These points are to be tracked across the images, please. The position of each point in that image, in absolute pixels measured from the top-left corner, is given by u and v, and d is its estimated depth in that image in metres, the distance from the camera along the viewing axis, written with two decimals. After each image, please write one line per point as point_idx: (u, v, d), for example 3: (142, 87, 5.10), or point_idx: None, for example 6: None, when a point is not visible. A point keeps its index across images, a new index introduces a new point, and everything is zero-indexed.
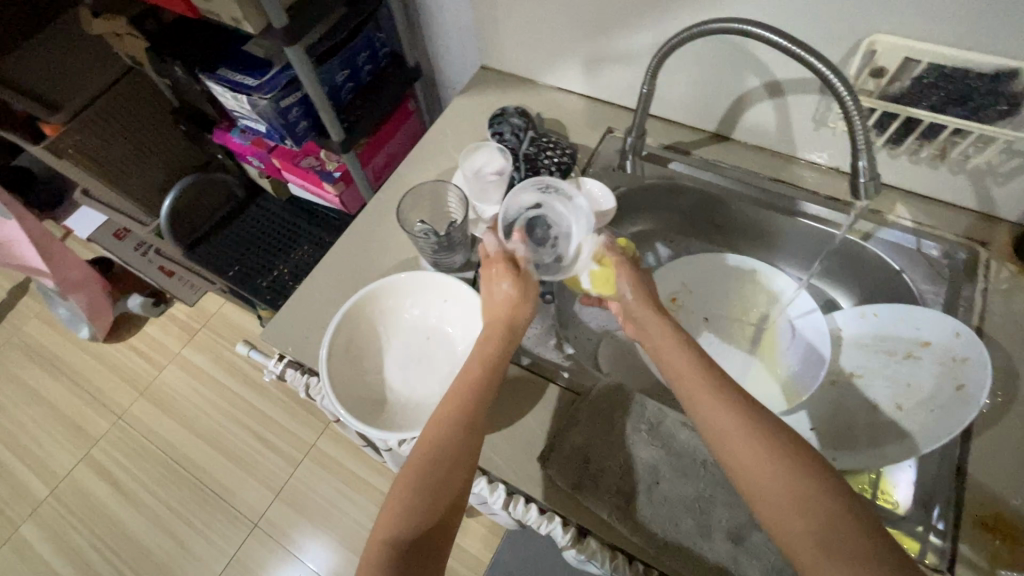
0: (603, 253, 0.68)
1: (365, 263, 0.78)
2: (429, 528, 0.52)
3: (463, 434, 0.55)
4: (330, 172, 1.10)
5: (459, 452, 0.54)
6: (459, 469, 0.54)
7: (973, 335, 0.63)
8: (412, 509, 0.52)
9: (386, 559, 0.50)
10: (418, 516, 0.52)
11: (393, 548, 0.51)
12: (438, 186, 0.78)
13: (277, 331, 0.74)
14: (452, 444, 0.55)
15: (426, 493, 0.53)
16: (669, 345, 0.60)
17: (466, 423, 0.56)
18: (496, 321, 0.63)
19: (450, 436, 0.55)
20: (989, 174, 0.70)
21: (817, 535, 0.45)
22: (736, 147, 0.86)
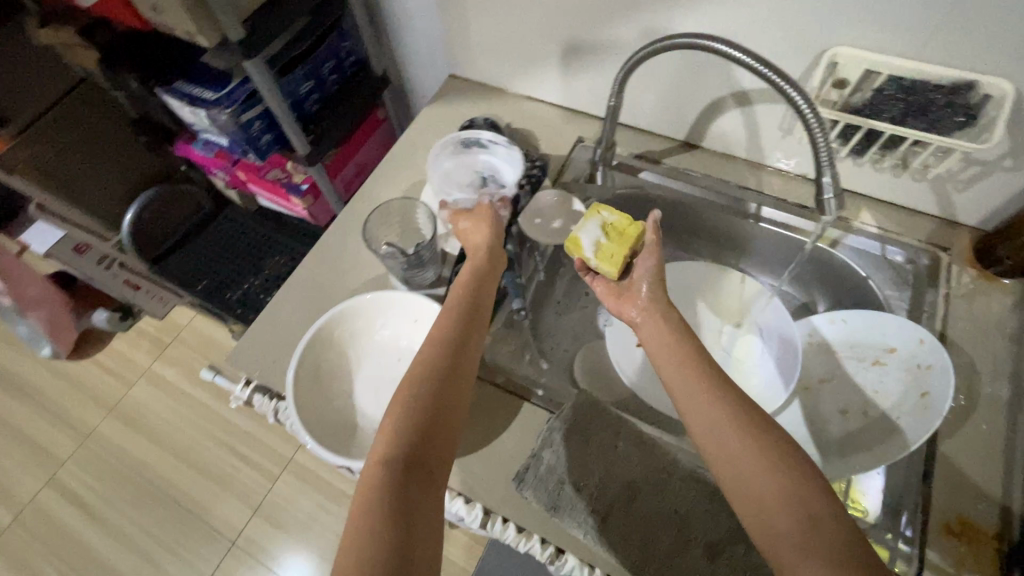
0: (614, 229, 0.70)
1: (334, 281, 0.76)
2: (425, 442, 0.51)
3: (452, 353, 0.57)
4: (298, 184, 1.07)
5: (450, 371, 0.56)
6: (451, 387, 0.55)
7: (936, 342, 0.64)
8: (407, 425, 0.51)
9: (384, 476, 0.48)
10: (413, 431, 0.51)
11: (389, 465, 0.49)
12: (407, 203, 0.77)
13: (244, 356, 0.72)
14: (443, 362, 0.56)
15: (420, 409, 0.52)
16: (666, 353, 0.58)
17: (454, 344, 0.58)
18: (473, 259, 0.68)
19: (439, 356, 0.56)
20: (950, 181, 0.71)
21: (801, 534, 0.44)
22: (706, 154, 0.87)
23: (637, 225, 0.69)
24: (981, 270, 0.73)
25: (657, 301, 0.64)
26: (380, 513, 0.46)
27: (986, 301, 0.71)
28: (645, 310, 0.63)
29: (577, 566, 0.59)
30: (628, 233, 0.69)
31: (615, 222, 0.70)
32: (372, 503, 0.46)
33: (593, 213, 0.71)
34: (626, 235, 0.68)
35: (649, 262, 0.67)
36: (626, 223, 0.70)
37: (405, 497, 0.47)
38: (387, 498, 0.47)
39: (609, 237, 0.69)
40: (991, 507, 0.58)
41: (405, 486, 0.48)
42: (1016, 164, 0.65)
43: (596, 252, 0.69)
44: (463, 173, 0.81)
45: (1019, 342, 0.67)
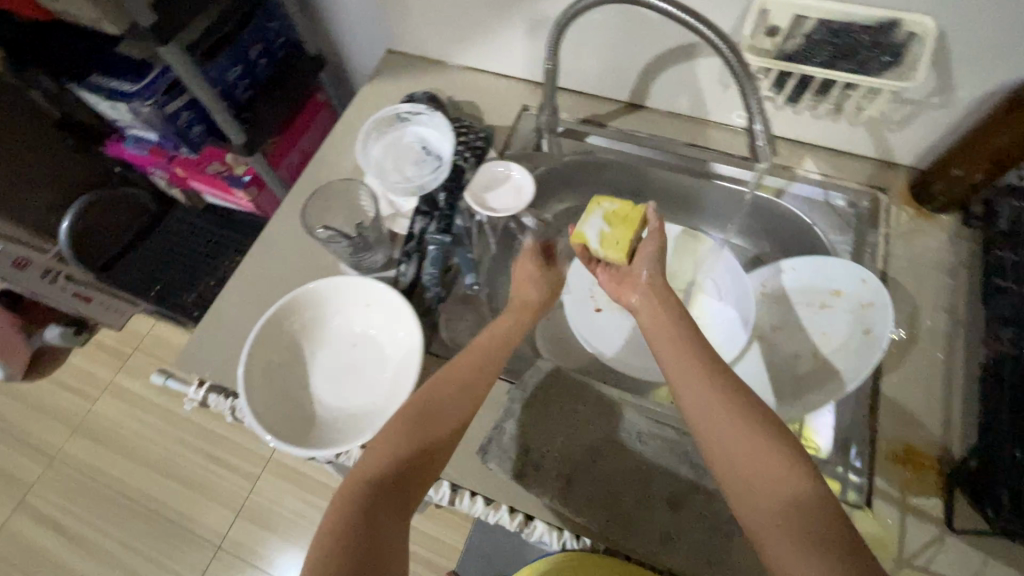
0: (616, 221, 0.68)
1: (282, 273, 0.74)
2: (408, 474, 0.52)
3: (460, 389, 0.56)
4: (240, 176, 1.03)
5: (453, 409, 0.55)
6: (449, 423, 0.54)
7: (878, 283, 0.66)
8: (396, 453, 0.52)
9: (360, 498, 0.50)
10: (400, 462, 0.52)
11: (368, 488, 0.50)
12: (349, 183, 0.74)
13: (195, 357, 0.70)
14: (448, 398, 0.56)
15: (411, 440, 0.53)
16: (665, 331, 0.57)
17: (463, 380, 0.57)
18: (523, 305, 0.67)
19: (447, 390, 0.56)
20: (884, 123, 0.73)
21: (780, 517, 0.44)
22: (652, 115, 0.86)
23: (640, 211, 0.67)
24: (917, 208, 0.75)
25: (665, 290, 0.61)
26: (346, 532, 0.48)
27: (922, 238, 0.73)
28: (645, 295, 0.61)
29: (546, 530, 0.60)
30: (631, 219, 0.67)
31: (618, 211, 0.68)
32: (342, 519, 0.48)
33: (594, 205, 0.70)
34: (630, 220, 0.67)
35: (653, 247, 0.65)
36: (628, 210, 0.68)
37: (372, 520, 0.49)
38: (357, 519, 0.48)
39: (613, 228, 0.67)
40: (933, 433, 0.61)
41: (376, 512, 0.49)
42: (944, 101, 0.67)
43: (603, 244, 0.67)
44: (392, 152, 0.78)
45: (954, 274, 0.70)
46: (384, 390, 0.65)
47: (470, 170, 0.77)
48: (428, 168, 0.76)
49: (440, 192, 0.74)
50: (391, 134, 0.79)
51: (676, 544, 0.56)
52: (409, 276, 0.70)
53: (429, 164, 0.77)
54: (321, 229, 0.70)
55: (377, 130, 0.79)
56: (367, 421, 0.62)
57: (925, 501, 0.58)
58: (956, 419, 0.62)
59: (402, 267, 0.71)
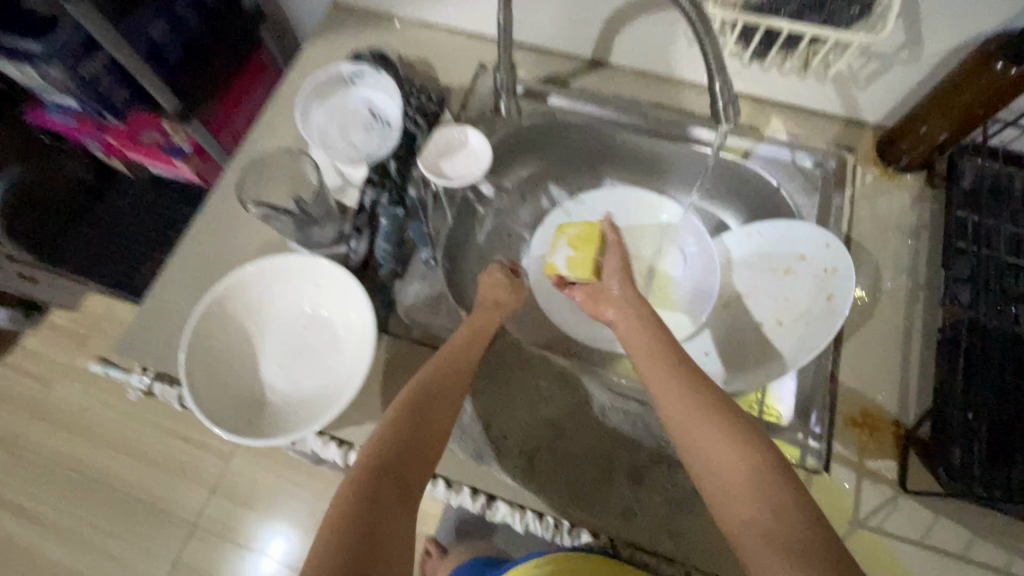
0: (581, 245, 0.75)
1: (225, 252, 0.69)
2: (408, 462, 0.50)
3: (455, 379, 0.56)
4: (180, 146, 0.95)
5: (448, 397, 0.54)
6: (445, 412, 0.54)
7: (840, 246, 0.66)
8: (395, 441, 0.51)
9: (362, 488, 0.48)
10: (400, 449, 0.50)
11: (370, 477, 0.49)
12: (291, 154, 0.69)
13: (134, 344, 0.66)
14: (442, 388, 0.55)
15: (408, 429, 0.51)
16: (643, 341, 0.59)
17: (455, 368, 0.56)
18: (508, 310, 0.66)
19: (441, 380, 0.55)
20: (852, 80, 0.70)
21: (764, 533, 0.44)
22: (616, 73, 0.82)
23: (598, 229, 0.75)
24: (884, 168, 0.73)
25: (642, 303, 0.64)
26: (352, 522, 0.45)
27: (887, 198, 0.72)
28: (622, 309, 0.63)
29: (509, 512, 0.59)
30: (592, 239, 0.75)
31: (581, 233, 0.77)
32: (344, 511, 0.46)
33: (559, 235, 0.78)
34: (590, 240, 0.75)
35: (616, 259, 0.70)
36: (588, 231, 0.76)
37: (375, 511, 0.47)
38: (361, 510, 0.46)
39: (579, 251, 0.75)
40: (890, 396, 0.62)
41: (379, 503, 0.47)
42: (912, 55, 0.65)
43: (573, 268, 0.74)
44: (338, 116, 0.73)
45: (917, 236, 0.70)
46: (339, 372, 0.62)
47: (422, 136, 0.72)
48: (376, 135, 0.72)
49: (390, 161, 0.69)
50: (335, 97, 0.74)
51: (637, 517, 0.56)
52: (360, 253, 0.67)
53: (378, 128, 0.72)
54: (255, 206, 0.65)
55: (320, 93, 0.73)
56: (320, 407, 0.59)
57: (879, 463, 0.59)
58: (912, 381, 0.62)
59: (352, 242, 0.67)
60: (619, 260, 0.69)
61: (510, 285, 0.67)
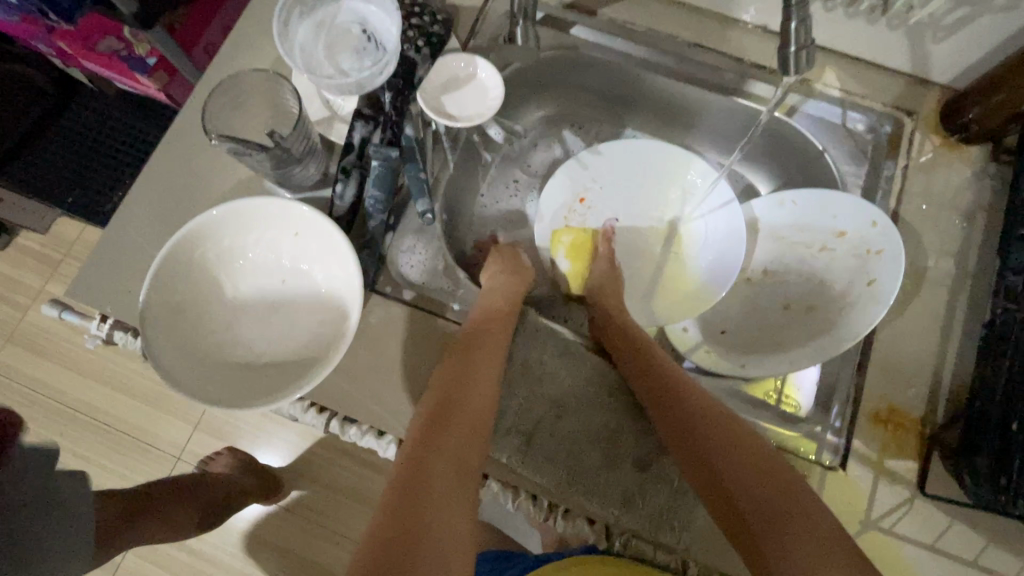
0: (570, 255, 0.71)
1: (191, 189, 0.61)
2: (453, 446, 0.49)
3: (484, 357, 0.54)
4: (143, 58, 0.83)
5: (480, 376, 0.53)
6: (480, 393, 0.52)
7: (890, 226, 0.58)
8: (437, 428, 0.49)
9: (411, 476, 0.46)
10: (443, 434, 0.49)
11: (417, 465, 0.47)
12: (267, 78, 0.58)
13: (89, 288, 0.58)
14: (473, 368, 0.53)
15: (443, 418, 0.50)
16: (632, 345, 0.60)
17: (482, 347, 0.55)
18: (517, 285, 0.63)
19: (470, 359, 0.54)
20: (929, 28, 0.60)
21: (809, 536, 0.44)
22: (654, 3, 0.71)
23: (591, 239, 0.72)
24: (945, 137, 0.65)
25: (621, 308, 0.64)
26: (408, 509, 0.43)
27: (944, 173, 0.64)
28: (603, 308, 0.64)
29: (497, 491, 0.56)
30: (584, 251, 0.71)
31: (572, 241, 0.72)
32: (398, 500, 0.44)
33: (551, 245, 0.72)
34: (582, 249, 0.71)
35: (604, 266, 0.68)
36: (580, 240, 0.72)
37: (429, 496, 0.45)
38: (414, 496, 0.44)
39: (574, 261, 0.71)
40: (919, 393, 0.57)
41: (432, 487, 0.45)
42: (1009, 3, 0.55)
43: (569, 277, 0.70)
44: (324, 38, 0.61)
45: (972, 217, 0.62)
46: (319, 335, 0.55)
47: (423, 66, 0.62)
48: (368, 62, 0.60)
49: (384, 92, 0.59)
50: (317, 11, 0.61)
51: (638, 506, 0.52)
52: (347, 199, 0.58)
53: (371, 52, 0.60)
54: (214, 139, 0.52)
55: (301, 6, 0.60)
56: (299, 371, 0.53)
57: (900, 463, 0.55)
58: (946, 378, 0.57)
59: (338, 186, 0.58)
60: (606, 268, 0.68)
61: (509, 265, 0.65)
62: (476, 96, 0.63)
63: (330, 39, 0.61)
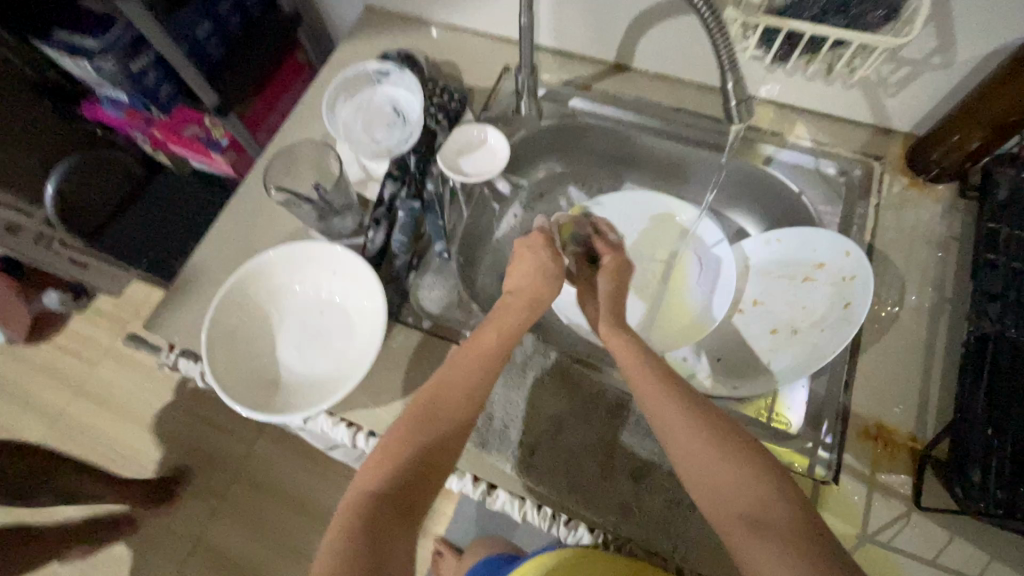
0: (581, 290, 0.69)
1: (252, 238, 0.73)
2: (415, 485, 0.49)
3: (466, 392, 0.54)
4: (217, 140, 1.00)
5: (458, 414, 0.53)
6: (457, 429, 0.52)
7: (861, 254, 0.64)
8: (402, 463, 0.50)
9: (366, 512, 0.47)
10: (407, 471, 0.49)
11: (374, 502, 0.48)
12: (316, 146, 0.72)
13: (166, 320, 0.69)
14: (456, 398, 0.53)
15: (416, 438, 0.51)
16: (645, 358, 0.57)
17: (469, 381, 0.54)
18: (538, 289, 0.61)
19: (450, 394, 0.53)
20: (881, 85, 0.69)
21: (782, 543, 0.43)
22: (640, 77, 0.82)
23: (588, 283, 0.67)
24: (912, 177, 0.71)
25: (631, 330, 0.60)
26: (353, 548, 0.44)
27: (915, 208, 0.70)
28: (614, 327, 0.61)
29: (508, 500, 0.62)
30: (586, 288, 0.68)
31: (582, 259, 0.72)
32: (347, 536, 0.45)
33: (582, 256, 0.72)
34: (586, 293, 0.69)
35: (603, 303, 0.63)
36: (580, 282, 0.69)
37: (381, 522, 0.47)
38: (364, 535, 0.45)
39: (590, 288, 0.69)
40: (907, 411, 0.60)
41: (384, 525, 0.47)
42: (944, 61, 0.63)
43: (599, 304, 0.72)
44: (364, 115, 0.76)
45: (946, 247, 0.67)
46: (348, 358, 0.64)
47: (442, 134, 0.74)
48: (398, 134, 0.74)
49: (410, 156, 0.71)
50: (356, 95, 0.77)
51: (635, 514, 0.56)
52: (377, 243, 0.68)
53: (399, 127, 0.74)
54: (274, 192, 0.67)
55: (346, 91, 0.76)
56: (329, 390, 0.61)
57: (892, 477, 0.57)
58: (932, 397, 0.60)
59: (370, 233, 0.68)
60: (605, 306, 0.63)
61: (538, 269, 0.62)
62: (483, 162, 0.75)
63: (367, 114, 0.76)
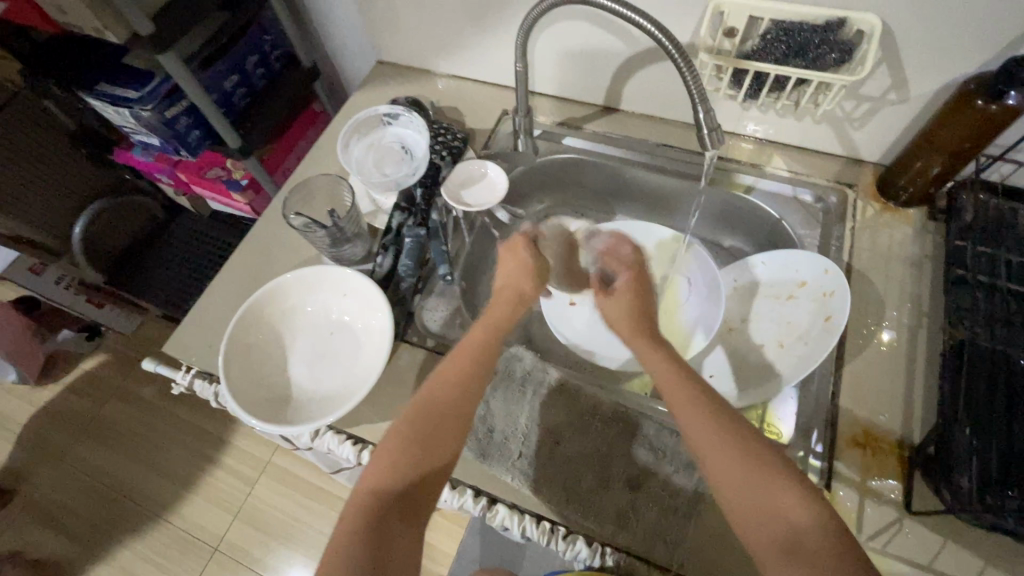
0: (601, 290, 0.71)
1: (269, 266, 0.78)
2: (418, 482, 0.52)
3: (460, 390, 0.56)
4: (237, 180, 1.08)
5: (452, 412, 0.55)
6: (454, 425, 0.55)
7: (838, 271, 0.68)
8: (401, 463, 0.52)
9: (370, 509, 0.50)
10: (407, 470, 0.52)
11: (378, 500, 0.50)
12: (331, 179, 0.78)
13: (185, 343, 0.73)
14: (451, 399, 0.56)
15: (414, 441, 0.53)
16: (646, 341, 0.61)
17: (464, 380, 0.57)
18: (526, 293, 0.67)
19: (445, 396, 0.56)
20: (846, 119, 0.75)
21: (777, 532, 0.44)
22: (627, 117, 0.89)
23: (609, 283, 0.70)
24: (883, 202, 0.77)
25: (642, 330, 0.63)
26: (356, 544, 0.47)
27: (888, 230, 0.74)
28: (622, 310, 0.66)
29: (508, 515, 0.61)
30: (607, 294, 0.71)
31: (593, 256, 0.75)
32: (352, 533, 0.48)
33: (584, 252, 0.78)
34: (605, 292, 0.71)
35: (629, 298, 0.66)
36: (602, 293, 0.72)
37: (384, 523, 0.49)
38: (369, 533, 0.48)
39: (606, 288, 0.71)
40: (893, 419, 0.62)
41: (389, 522, 0.49)
42: (900, 96, 0.69)
43: None
44: (376, 154, 0.82)
45: (919, 265, 0.71)
46: (357, 373, 0.67)
47: (446, 169, 0.80)
48: (405, 168, 0.80)
49: (417, 189, 0.78)
50: (369, 135, 0.84)
51: (632, 521, 0.57)
52: (385, 267, 0.74)
53: (406, 163, 0.81)
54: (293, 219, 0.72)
55: (361, 131, 0.84)
56: (337, 403, 0.65)
57: (883, 483, 0.58)
58: (916, 405, 0.62)
59: (379, 258, 0.74)
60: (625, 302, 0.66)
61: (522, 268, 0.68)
62: (478, 198, 0.79)
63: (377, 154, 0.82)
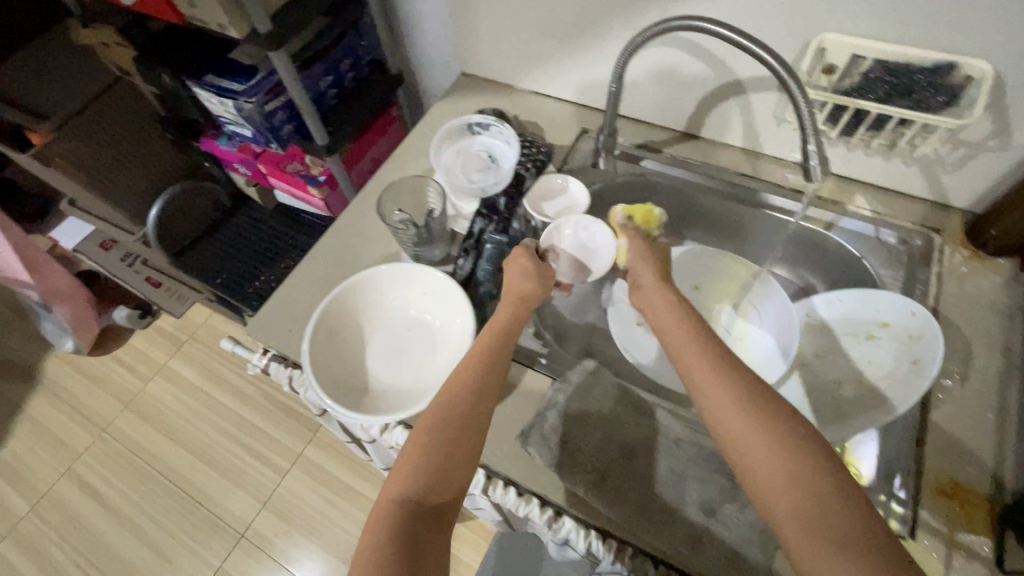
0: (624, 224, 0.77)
1: (350, 260, 0.80)
2: (439, 489, 0.51)
3: (473, 396, 0.56)
4: (315, 176, 1.12)
5: (469, 416, 0.54)
6: (470, 430, 0.54)
7: (927, 314, 0.67)
8: (421, 470, 0.51)
9: (394, 519, 0.48)
10: (428, 475, 0.51)
11: (401, 509, 0.49)
12: (418, 180, 0.82)
13: (265, 325, 0.76)
14: (466, 404, 0.55)
15: (434, 448, 0.52)
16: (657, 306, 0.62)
17: (478, 384, 0.57)
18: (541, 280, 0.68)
19: (460, 400, 0.55)
20: (938, 164, 0.74)
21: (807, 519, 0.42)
22: (706, 144, 0.90)
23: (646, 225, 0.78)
24: (973, 250, 0.75)
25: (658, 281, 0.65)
26: (385, 555, 0.46)
27: (977, 279, 0.73)
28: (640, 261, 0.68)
29: (574, 529, 0.61)
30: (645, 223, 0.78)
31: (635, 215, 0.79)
32: (380, 544, 0.47)
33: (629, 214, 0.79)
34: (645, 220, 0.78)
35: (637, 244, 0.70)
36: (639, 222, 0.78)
37: (412, 534, 0.48)
38: (396, 544, 0.47)
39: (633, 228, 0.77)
40: (981, 472, 0.60)
41: (416, 532, 0.48)
42: (1000, 145, 0.68)
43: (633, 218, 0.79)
44: (461, 161, 0.85)
45: (1009, 316, 0.69)
46: (434, 370, 0.68)
47: (530, 181, 0.82)
48: (490, 176, 0.83)
49: (500, 198, 0.80)
50: (455, 144, 0.87)
51: (707, 547, 0.56)
52: (466, 270, 0.75)
53: (492, 172, 0.83)
54: (395, 215, 0.81)
55: (451, 137, 0.87)
56: (415, 398, 0.66)
57: (971, 537, 0.57)
58: (1007, 460, 0.60)
59: (461, 261, 0.76)
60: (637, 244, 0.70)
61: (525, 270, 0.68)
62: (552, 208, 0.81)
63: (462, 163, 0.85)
